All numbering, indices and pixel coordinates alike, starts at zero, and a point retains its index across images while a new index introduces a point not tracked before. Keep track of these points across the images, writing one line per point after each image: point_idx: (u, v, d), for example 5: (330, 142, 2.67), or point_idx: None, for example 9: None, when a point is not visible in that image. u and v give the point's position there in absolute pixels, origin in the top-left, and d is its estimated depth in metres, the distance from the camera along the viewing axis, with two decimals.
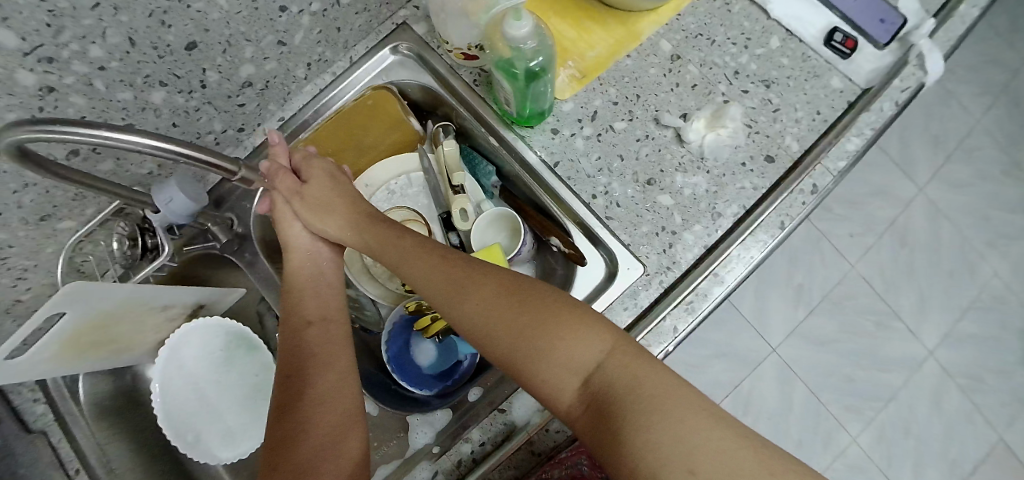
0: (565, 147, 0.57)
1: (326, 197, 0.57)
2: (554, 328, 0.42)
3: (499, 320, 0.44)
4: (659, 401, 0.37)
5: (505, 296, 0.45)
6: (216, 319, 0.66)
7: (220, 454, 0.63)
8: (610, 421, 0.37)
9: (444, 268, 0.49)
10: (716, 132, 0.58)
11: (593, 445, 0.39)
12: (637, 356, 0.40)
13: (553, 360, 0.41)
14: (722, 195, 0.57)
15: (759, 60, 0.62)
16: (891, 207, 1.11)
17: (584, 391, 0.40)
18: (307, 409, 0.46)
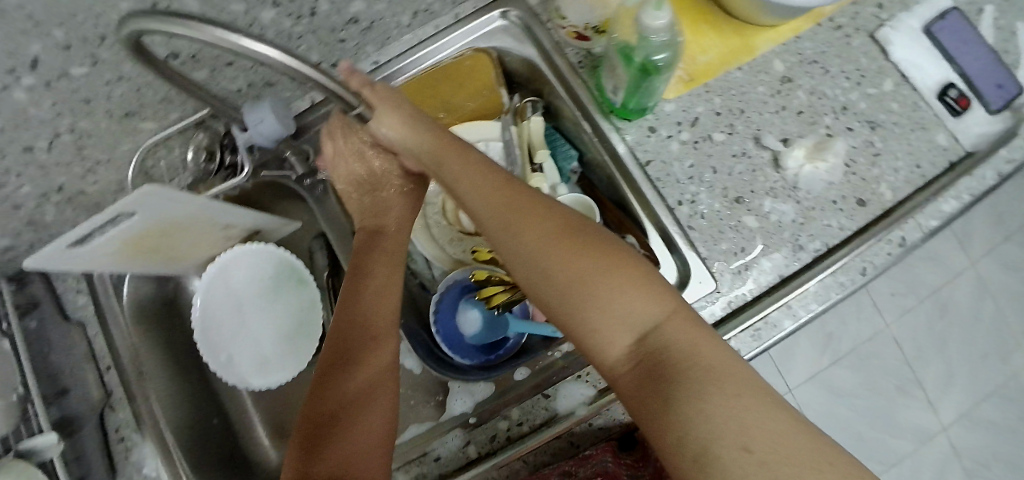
0: (659, 148, 0.56)
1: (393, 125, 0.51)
2: (612, 279, 0.40)
3: (553, 262, 0.42)
4: (715, 372, 0.35)
5: (563, 238, 0.42)
6: (268, 246, 0.65)
7: (250, 380, 0.63)
8: (661, 384, 0.36)
9: (502, 199, 0.46)
10: (816, 164, 0.56)
11: (635, 404, 0.38)
12: (694, 326, 0.39)
13: (610, 309, 0.39)
14: (807, 229, 0.56)
15: (869, 100, 0.60)
16: (943, 274, 1.09)
17: (635, 347, 0.39)
18: (357, 364, 0.46)
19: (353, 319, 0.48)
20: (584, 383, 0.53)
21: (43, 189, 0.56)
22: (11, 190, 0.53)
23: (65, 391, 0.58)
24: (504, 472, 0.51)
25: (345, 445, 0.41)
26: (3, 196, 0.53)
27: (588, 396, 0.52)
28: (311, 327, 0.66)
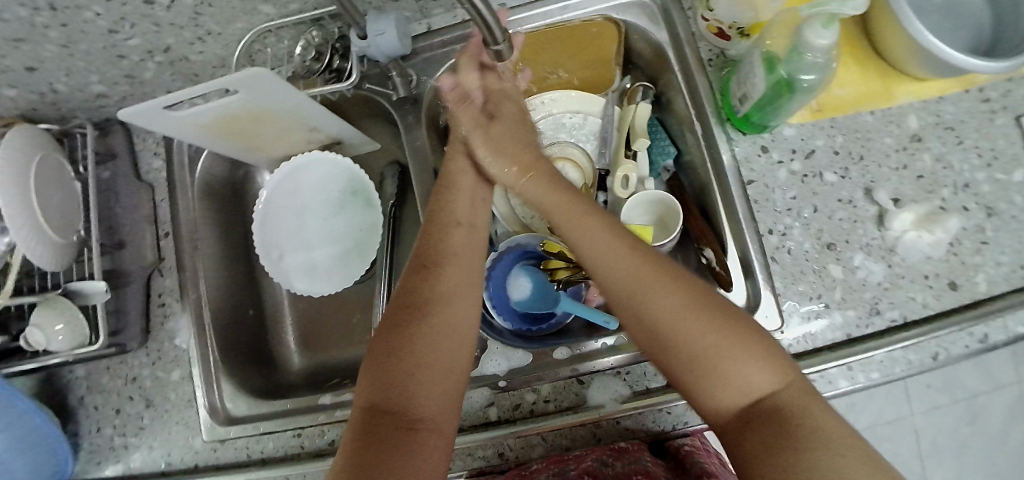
0: (766, 171, 0.54)
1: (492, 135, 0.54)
2: (730, 340, 0.41)
3: (671, 319, 0.42)
4: (838, 447, 0.36)
5: (685, 293, 0.43)
6: (347, 162, 0.65)
7: (294, 282, 0.64)
8: (773, 447, 0.37)
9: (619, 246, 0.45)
10: (920, 232, 0.54)
11: (750, 470, 0.38)
12: (811, 396, 0.39)
13: (728, 373, 0.40)
14: (890, 296, 0.53)
15: (995, 185, 0.56)
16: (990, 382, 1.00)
17: (751, 414, 0.40)
18: (438, 286, 0.48)
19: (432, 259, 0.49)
20: (623, 381, 0.51)
21: (151, 46, 0.57)
22: (122, 38, 0.55)
23: (122, 244, 0.63)
24: (520, 443, 0.51)
25: (411, 383, 0.44)
26: (111, 42, 0.55)
27: (624, 394, 0.51)
28: (365, 249, 0.65)
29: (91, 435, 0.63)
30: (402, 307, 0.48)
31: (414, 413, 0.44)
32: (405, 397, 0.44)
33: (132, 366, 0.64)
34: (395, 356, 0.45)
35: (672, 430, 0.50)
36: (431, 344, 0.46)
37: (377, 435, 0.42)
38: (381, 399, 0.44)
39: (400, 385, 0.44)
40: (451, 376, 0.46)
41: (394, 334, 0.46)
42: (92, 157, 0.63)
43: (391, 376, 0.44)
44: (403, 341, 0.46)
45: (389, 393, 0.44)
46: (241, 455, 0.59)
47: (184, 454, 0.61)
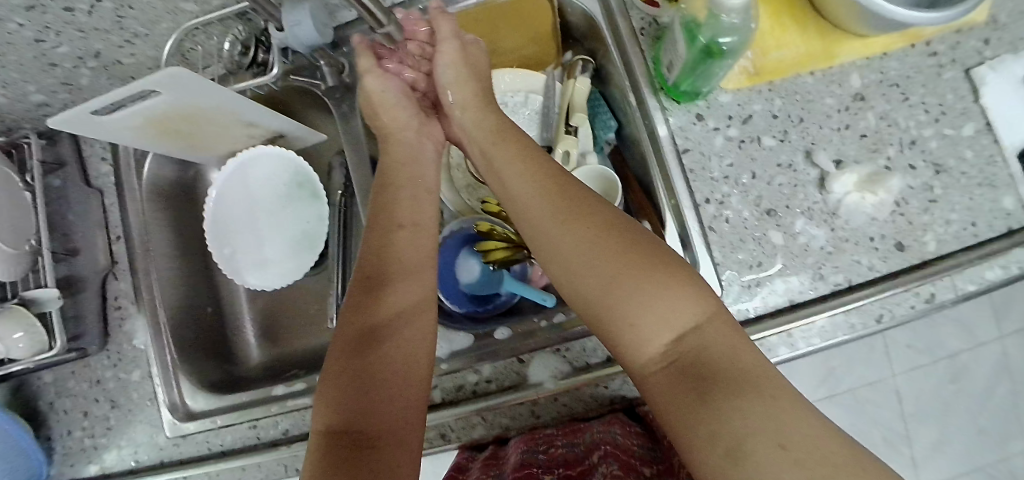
0: (702, 138, 0.53)
1: (461, 93, 0.57)
2: (654, 284, 0.43)
3: (603, 263, 0.45)
4: (748, 376, 0.39)
5: (612, 239, 0.46)
6: (291, 154, 0.65)
7: (247, 278, 0.65)
8: (695, 381, 0.40)
9: (556, 198, 0.49)
10: (863, 193, 0.53)
11: (668, 402, 0.41)
12: (733, 330, 0.42)
13: (648, 311, 0.43)
14: (833, 260, 0.53)
15: (942, 140, 0.55)
16: (971, 341, 1.00)
17: (671, 348, 0.42)
18: (386, 298, 0.48)
19: (379, 276, 0.49)
20: (561, 357, 0.52)
21: (80, 52, 0.57)
22: (50, 47, 0.55)
23: (76, 251, 0.63)
24: (461, 423, 0.52)
25: (370, 396, 0.44)
26: (40, 51, 0.55)
27: (562, 371, 0.51)
28: (313, 240, 0.66)
29: (63, 439, 0.64)
30: (354, 328, 0.47)
31: (377, 426, 0.42)
32: (362, 414, 0.43)
33: (95, 369, 0.65)
34: (350, 378, 0.44)
35: (607, 404, 0.51)
36: (389, 350, 0.46)
37: (337, 456, 0.40)
38: (339, 419, 0.42)
39: (357, 404, 0.43)
40: (410, 387, 0.45)
41: (348, 355, 0.46)
42: (39, 168, 0.62)
43: (346, 397, 0.43)
44: (356, 360, 0.45)
45: (346, 412, 0.43)
46: (202, 450, 0.60)
47: (150, 452, 0.63)
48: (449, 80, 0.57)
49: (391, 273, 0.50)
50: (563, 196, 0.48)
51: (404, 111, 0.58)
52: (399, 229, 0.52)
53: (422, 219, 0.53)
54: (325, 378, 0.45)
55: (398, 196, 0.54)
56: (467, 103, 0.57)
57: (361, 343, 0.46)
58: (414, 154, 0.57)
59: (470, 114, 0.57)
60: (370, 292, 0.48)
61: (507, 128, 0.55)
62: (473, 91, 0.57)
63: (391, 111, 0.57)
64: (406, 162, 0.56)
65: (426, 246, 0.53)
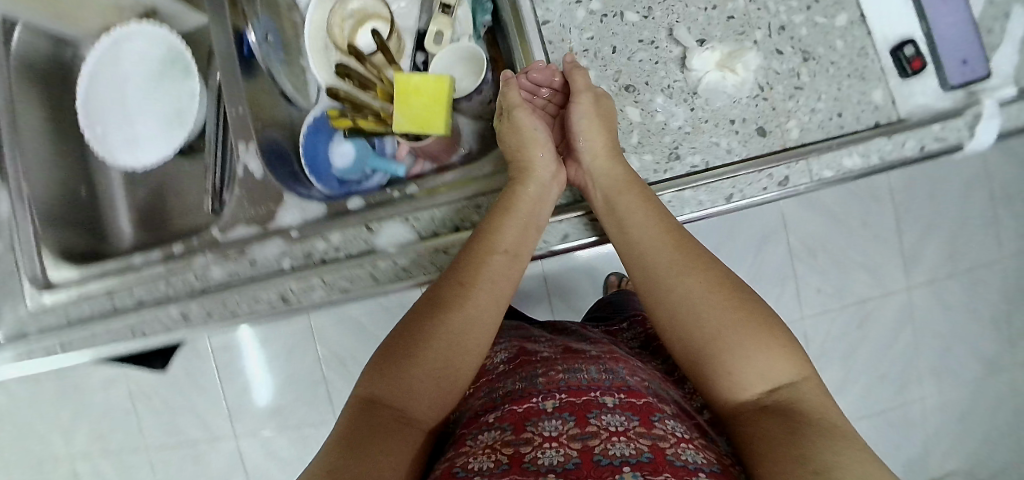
0: (563, 11, 0.52)
1: (597, 133, 0.50)
2: (758, 331, 0.42)
3: (707, 305, 0.43)
4: (844, 433, 0.36)
5: (719, 286, 0.44)
6: (165, 31, 0.64)
7: (117, 156, 0.63)
8: (788, 423, 0.37)
9: (668, 243, 0.48)
10: (724, 72, 0.51)
11: (751, 439, 0.37)
12: (830, 399, 0.40)
13: (745, 354, 0.41)
14: (692, 140, 0.51)
15: (813, 28, 0.54)
16: (877, 289, 1.13)
17: (764, 396, 0.40)
18: (470, 308, 0.46)
19: (465, 282, 0.46)
20: (409, 226, 0.52)
21: None
22: None
23: None
24: (300, 286, 0.52)
25: (411, 383, 0.42)
26: None
27: (408, 239, 0.52)
28: (182, 117, 0.63)
29: None
30: (427, 316, 0.45)
31: (407, 413, 0.41)
32: (408, 400, 0.41)
33: None
34: (412, 362, 0.42)
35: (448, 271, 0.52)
36: (447, 354, 0.43)
37: (372, 426, 0.39)
38: (380, 393, 0.41)
39: (403, 390, 0.41)
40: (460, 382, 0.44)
41: (411, 327, 0.45)
42: None
43: (399, 377, 0.42)
44: (418, 339, 0.44)
45: (394, 387, 0.42)
46: (60, 321, 0.59)
47: (14, 326, 0.60)
48: (582, 127, 0.51)
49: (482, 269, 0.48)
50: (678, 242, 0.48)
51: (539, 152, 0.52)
52: (498, 254, 0.48)
53: (521, 250, 0.50)
54: (378, 357, 0.44)
55: (510, 224, 0.49)
56: (599, 151, 0.51)
57: (433, 327, 0.44)
58: (541, 198, 0.52)
59: (605, 157, 0.51)
60: (455, 292, 0.46)
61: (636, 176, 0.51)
62: (610, 137, 0.50)
63: (535, 150, 0.52)
64: (531, 200, 0.51)
65: (511, 278, 0.49)
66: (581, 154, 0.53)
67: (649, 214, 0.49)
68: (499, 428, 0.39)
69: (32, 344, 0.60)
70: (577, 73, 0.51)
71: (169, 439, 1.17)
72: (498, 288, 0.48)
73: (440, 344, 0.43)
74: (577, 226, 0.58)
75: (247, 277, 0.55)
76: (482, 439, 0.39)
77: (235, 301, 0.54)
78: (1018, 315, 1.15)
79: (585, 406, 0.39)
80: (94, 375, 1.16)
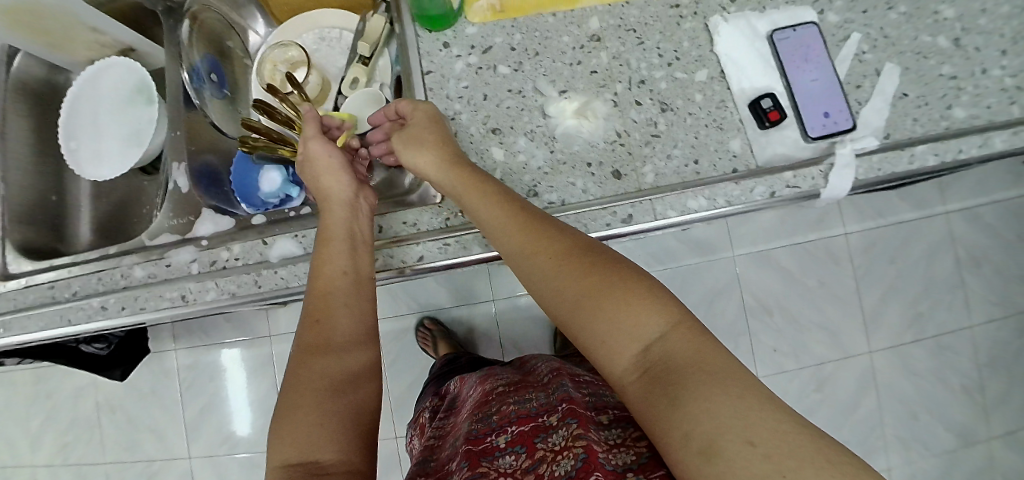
0: (444, 63, 0.59)
1: (413, 149, 0.57)
2: (619, 300, 0.48)
3: (572, 286, 0.50)
4: (717, 376, 0.41)
5: (578, 264, 0.50)
6: (135, 65, 0.74)
7: (83, 167, 0.73)
8: (663, 389, 0.42)
9: (518, 230, 0.52)
10: (580, 119, 0.58)
11: (642, 407, 0.44)
12: (696, 334, 0.45)
13: (613, 325, 0.47)
14: (550, 180, 0.57)
15: (672, 82, 0.60)
16: (840, 353, 1.15)
17: (640, 356, 0.46)
18: (335, 341, 0.53)
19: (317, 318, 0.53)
20: (296, 242, 0.58)
21: None
22: None
23: None
24: (197, 287, 0.58)
25: (310, 430, 0.47)
26: None
27: (294, 253, 0.58)
28: (141, 139, 0.73)
29: None
30: (308, 362, 0.51)
31: (320, 459, 0.46)
32: (318, 448, 0.46)
33: None
34: (297, 406, 0.48)
35: None
36: (330, 390, 0.50)
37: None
38: (289, 454, 0.46)
39: (305, 436, 0.46)
40: (356, 381, 0.51)
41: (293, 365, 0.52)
42: None
43: (292, 424, 0.47)
44: (300, 374, 0.51)
45: (294, 443, 0.46)
46: (7, 306, 0.66)
47: None
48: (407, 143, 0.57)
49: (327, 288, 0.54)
50: (526, 230, 0.52)
51: (338, 175, 0.59)
52: (340, 276, 0.53)
53: (363, 273, 0.55)
54: (274, 428, 0.48)
55: (335, 250, 0.54)
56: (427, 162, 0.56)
57: (311, 374, 0.50)
58: (352, 214, 0.57)
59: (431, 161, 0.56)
60: (318, 335, 0.52)
61: (470, 172, 0.54)
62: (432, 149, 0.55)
63: (328, 178, 0.59)
64: (342, 217, 0.56)
65: (363, 293, 0.56)
66: (437, 179, 0.56)
67: (493, 205, 0.53)
68: (462, 465, 0.55)
69: None
70: (403, 103, 0.59)
71: (128, 447, 1.22)
72: (356, 302, 0.55)
73: (314, 372, 0.51)
74: (433, 248, 0.56)
75: (160, 279, 0.60)
76: (452, 477, 0.56)
77: (145, 297, 0.60)
78: (988, 385, 1.18)
79: (530, 434, 0.56)
80: (71, 380, 1.24)
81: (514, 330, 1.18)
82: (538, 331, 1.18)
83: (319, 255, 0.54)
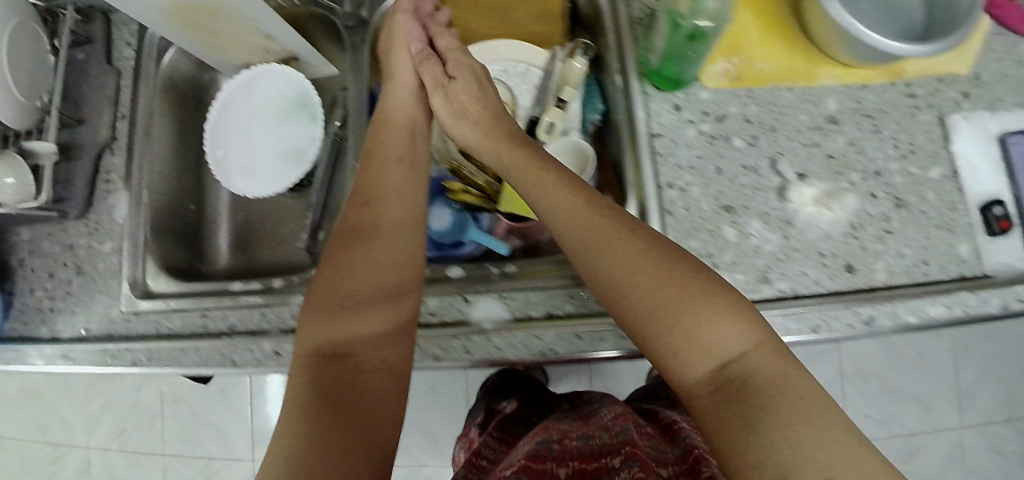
0: (675, 128, 0.55)
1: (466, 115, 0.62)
2: (695, 307, 0.45)
3: (644, 287, 0.46)
4: (801, 402, 0.39)
5: (654, 263, 0.47)
6: (297, 75, 0.69)
7: (233, 181, 0.68)
8: (743, 408, 0.40)
9: (592, 223, 0.50)
10: (820, 208, 0.54)
11: (711, 423, 0.42)
12: (779, 355, 0.43)
13: (687, 335, 0.44)
14: (782, 267, 0.54)
15: (908, 177, 0.56)
16: (932, 427, 1.13)
17: (715, 371, 0.43)
18: (376, 260, 0.55)
19: (364, 231, 0.56)
20: (503, 302, 0.54)
21: None
22: None
23: (82, 120, 0.67)
24: None
25: (343, 325, 0.51)
26: None
27: (502, 315, 0.54)
28: (299, 157, 0.68)
29: (25, 295, 0.66)
30: (337, 292, 0.53)
31: (353, 352, 0.51)
32: (350, 341, 0.51)
33: (70, 234, 0.66)
34: (337, 288, 0.53)
35: (538, 355, 0.52)
36: (366, 282, 0.54)
37: (326, 393, 0.47)
38: (326, 346, 0.50)
39: (335, 330, 0.51)
40: (399, 330, 0.52)
41: (325, 313, 0.51)
42: (68, 36, 0.65)
43: (335, 324, 0.51)
44: (336, 321, 0.51)
45: (331, 326, 0.51)
46: (150, 330, 0.61)
47: (101, 323, 0.64)
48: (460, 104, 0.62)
49: (376, 228, 0.56)
50: (604, 227, 0.49)
51: (400, 86, 0.66)
52: (395, 163, 0.60)
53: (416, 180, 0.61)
54: (308, 312, 0.52)
55: (390, 136, 0.62)
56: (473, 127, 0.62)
57: (339, 265, 0.54)
58: (409, 122, 0.64)
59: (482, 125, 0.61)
60: (355, 241, 0.55)
61: (517, 143, 0.58)
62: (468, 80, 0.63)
63: (396, 91, 0.65)
64: (399, 128, 0.63)
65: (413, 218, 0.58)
66: (472, 145, 0.62)
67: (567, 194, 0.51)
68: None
69: (119, 346, 0.61)
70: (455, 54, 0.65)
71: (190, 444, 1.17)
72: (403, 241, 0.56)
73: (347, 315, 0.52)
74: None
75: None
76: None
77: None
78: None
79: (594, 475, 0.49)
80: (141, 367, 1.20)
81: (606, 368, 1.14)
82: (632, 372, 1.14)
83: (371, 160, 0.60)
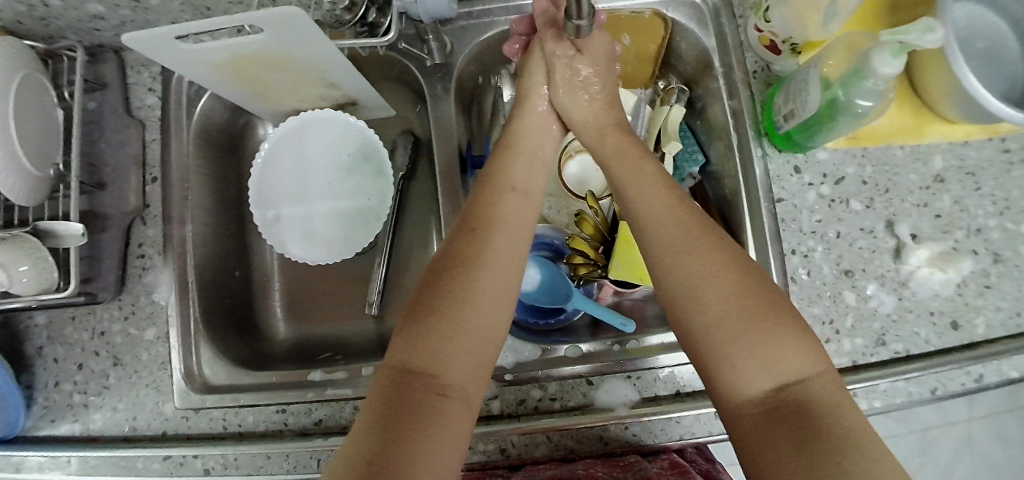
0: (796, 191, 0.55)
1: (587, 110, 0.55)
2: (769, 320, 0.39)
3: (714, 289, 0.41)
4: (862, 446, 0.34)
5: (734, 268, 0.41)
6: (360, 124, 0.62)
7: (289, 247, 0.60)
8: (799, 437, 0.36)
9: (674, 224, 0.44)
10: (934, 269, 0.54)
11: (759, 447, 0.37)
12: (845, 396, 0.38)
13: (756, 349, 0.39)
14: (898, 328, 0.53)
15: (1006, 232, 0.55)
16: None
17: (772, 390, 0.38)
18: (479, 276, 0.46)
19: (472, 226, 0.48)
20: (629, 383, 0.51)
21: None
22: None
23: (102, 185, 0.57)
24: (524, 439, 0.50)
25: (438, 347, 0.42)
26: None
27: (630, 398, 0.51)
28: (368, 216, 0.62)
29: (48, 390, 0.56)
30: (429, 291, 0.45)
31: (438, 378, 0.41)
32: (440, 364, 0.42)
33: (101, 319, 0.57)
34: (429, 289, 0.45)
35: (679, 439, 0.50)
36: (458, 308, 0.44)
37: (404, 394, 0.40)
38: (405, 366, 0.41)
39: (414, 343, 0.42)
40: (482, 346, 0.44)
41: (415, 319, 0.43)
42: (81, 84, 0.55)
43: (424, 333, 0.43)
44: (423, 332, 0.43)
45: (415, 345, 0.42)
46: (215, 427, 0.54)
47: (150, 421, 0.55)
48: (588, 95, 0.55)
49: (493, 220, 0.49)
50: (689, 229, 0.44)
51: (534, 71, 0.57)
52: (509, 190, 0.51)
53: (531, 186, 0.53)
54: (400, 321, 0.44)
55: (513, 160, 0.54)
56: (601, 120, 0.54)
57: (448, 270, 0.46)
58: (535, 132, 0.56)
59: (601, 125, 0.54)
60: (459, 245, 0.47)
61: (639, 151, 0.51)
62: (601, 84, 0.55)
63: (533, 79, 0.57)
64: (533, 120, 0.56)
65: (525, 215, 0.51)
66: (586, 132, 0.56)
67: (657, 192, 0.47)
68: None
69: (184, 454, 0.53)
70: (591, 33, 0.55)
71: None
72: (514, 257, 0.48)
73: (430, 323, 0.43)
74: None
75: None
76: None
77: None
78: None
79: None
80: None
81: None
82: None
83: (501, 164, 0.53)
